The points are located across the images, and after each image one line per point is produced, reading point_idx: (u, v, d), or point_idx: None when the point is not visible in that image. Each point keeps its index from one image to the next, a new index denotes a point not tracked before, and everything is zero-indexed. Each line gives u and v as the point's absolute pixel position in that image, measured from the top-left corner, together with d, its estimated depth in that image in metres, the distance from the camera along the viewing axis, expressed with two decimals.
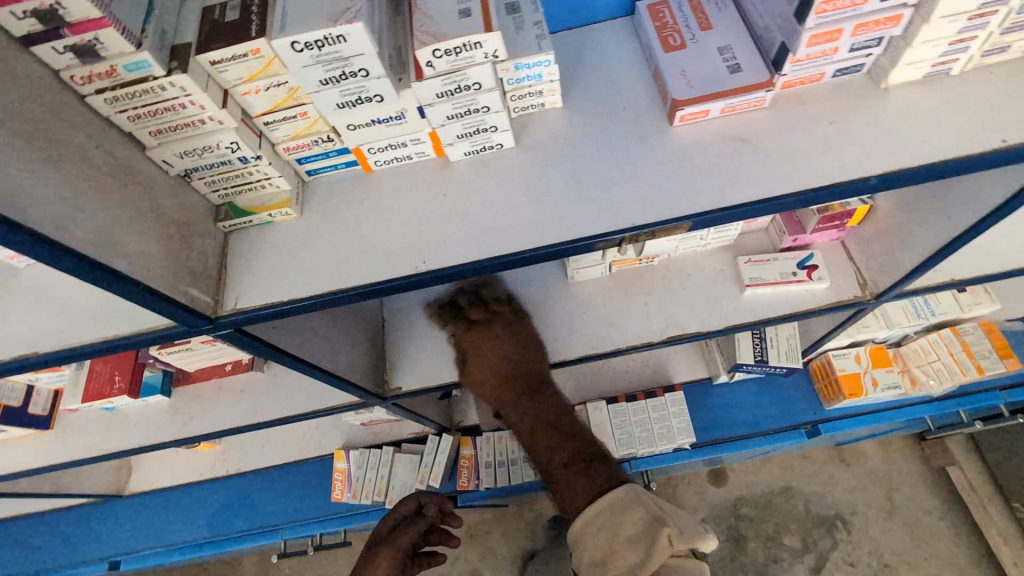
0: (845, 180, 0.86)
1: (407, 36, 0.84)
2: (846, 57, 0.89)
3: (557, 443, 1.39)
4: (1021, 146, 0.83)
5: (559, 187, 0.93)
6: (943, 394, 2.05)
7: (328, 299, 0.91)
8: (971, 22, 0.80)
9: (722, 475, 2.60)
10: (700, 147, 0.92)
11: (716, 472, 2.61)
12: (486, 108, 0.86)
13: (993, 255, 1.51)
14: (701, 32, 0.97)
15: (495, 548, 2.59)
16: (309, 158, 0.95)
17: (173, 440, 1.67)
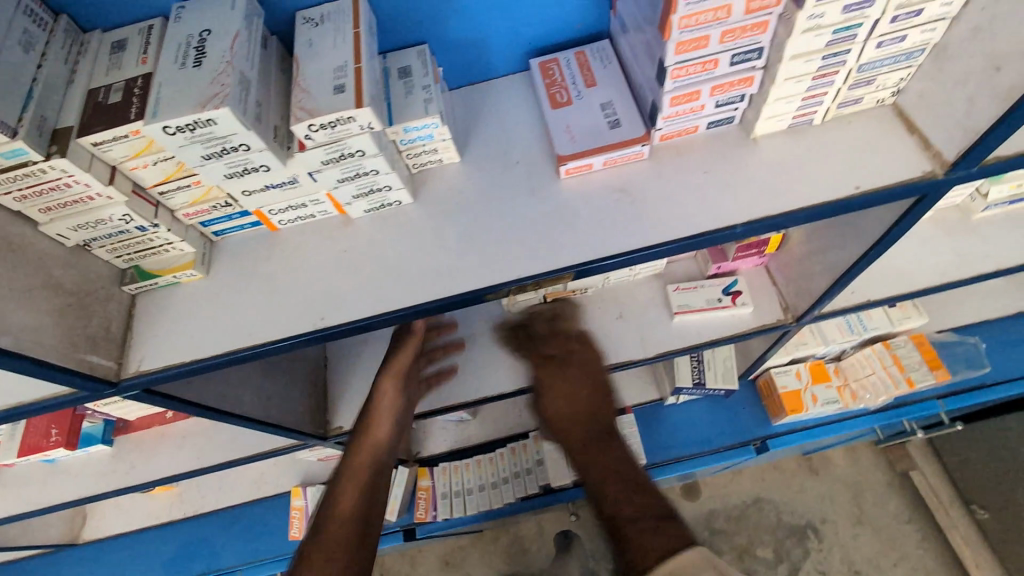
0: (716, 229, 0.91)
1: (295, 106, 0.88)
2: (714, 112, 0.95)
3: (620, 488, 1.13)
4: (875, 192, 0.90)
5: (453, 241, 0.98)
6: (883, 405, 2.10)
7: (232, 358, 0.94)
8: (816, 81, 0.86)
9: (694, 488, 2.62)
10: (585, 199, 0.97)
11: (687, 486, 2.63)
12: (375, 170, 0.91)
13: (902, 276, 1.60)
14: (586, 88, 1.03)
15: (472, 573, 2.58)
16: (212, 221, 0.99)
17: (114, 489, 1.67)
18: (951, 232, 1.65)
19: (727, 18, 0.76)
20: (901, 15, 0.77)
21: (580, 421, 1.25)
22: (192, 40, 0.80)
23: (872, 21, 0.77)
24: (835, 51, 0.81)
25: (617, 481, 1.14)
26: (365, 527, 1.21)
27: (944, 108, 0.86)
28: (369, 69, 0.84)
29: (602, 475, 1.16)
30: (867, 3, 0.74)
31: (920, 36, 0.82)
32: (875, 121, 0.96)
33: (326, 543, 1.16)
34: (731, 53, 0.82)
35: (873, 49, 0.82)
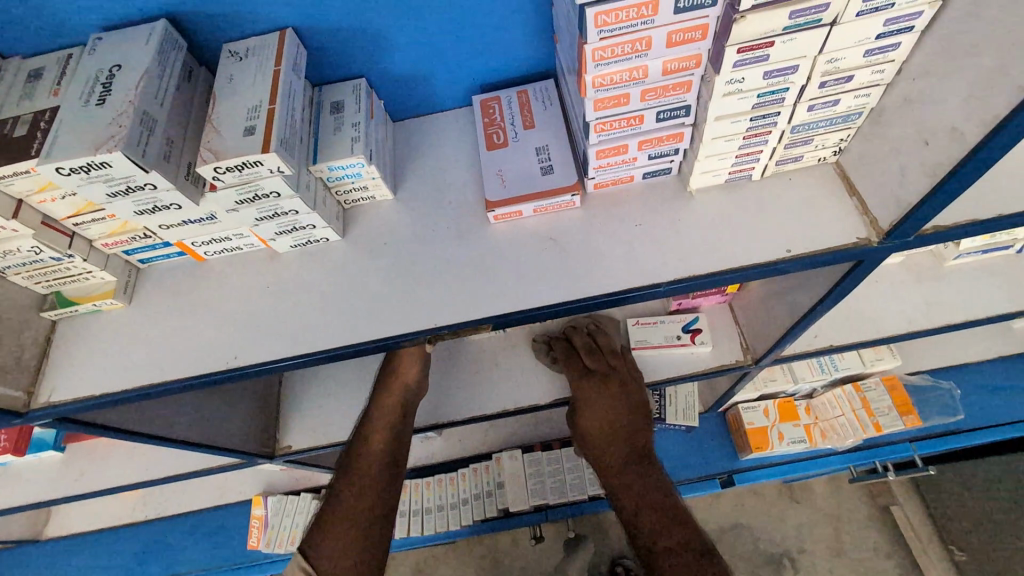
0: (637, 287, 0.89)
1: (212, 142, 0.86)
2: (649, 164, 0.92)
3: (645, 506, 1.35)
4: (804, 257, 0.87)
5: (376, 284, 0.97)
6: (853, 446, 2.06)
7: (139, 394, 0.94)
8: (748, 141, 0.83)
9: None
10: (511, 246, 0.96)
11: None
12: (294, 210, 0.89)
13: (868, 320, 1.56)
14: (524, 130, 1.00)
15: None
16: (135, 250, 0.97)
17: (61, 496, 1.66)
18: (922, 278, 1.61)
19: (645, 79, 0.72)
20: (830, 81, 0.74)
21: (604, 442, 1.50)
22: (101, 75, 0.78)
23: (798, 87, 0.74)
24: (763, 113, 0.78)
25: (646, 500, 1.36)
26: (376, 506, 1.38)
27: (879, 174, 0.83)
28: (284, 110, 0.82)
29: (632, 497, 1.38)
30: (790, 69, 0.70)
31: (854, 100, 0.78)
32: (814, 179, 0.93)
33: (340, 521, 1.34)
34: (656, 110, 0.79)
35: (804, 112, 0.79)
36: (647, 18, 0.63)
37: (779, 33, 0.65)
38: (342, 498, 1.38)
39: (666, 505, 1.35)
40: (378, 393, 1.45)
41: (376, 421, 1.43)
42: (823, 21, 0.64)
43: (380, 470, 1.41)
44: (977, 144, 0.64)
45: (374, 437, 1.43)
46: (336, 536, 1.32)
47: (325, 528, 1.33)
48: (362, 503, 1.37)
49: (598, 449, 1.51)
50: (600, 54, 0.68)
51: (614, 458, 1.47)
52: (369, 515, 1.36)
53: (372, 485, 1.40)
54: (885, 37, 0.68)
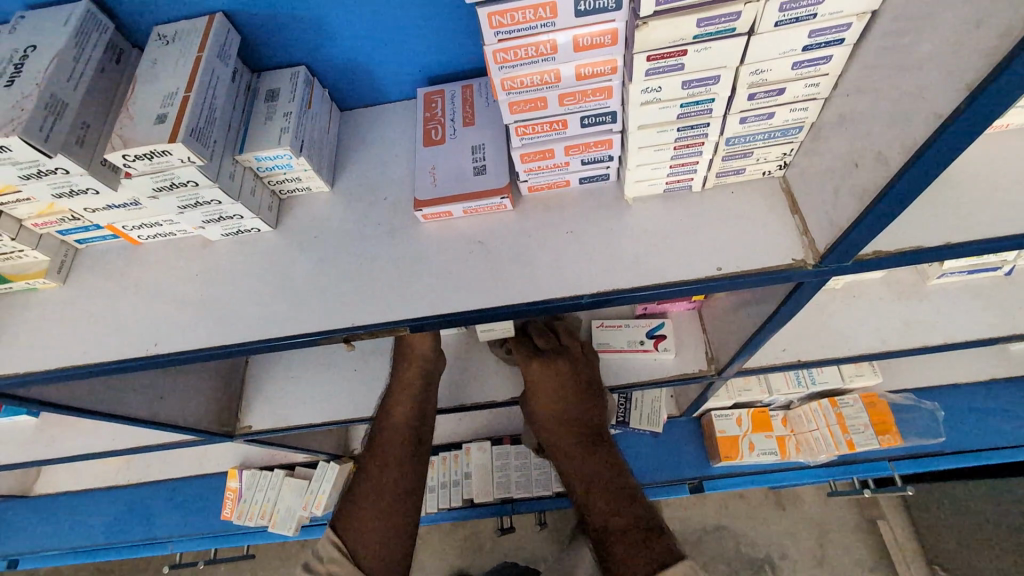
0: (558, 298, 0.85)
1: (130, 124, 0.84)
2: (583, 169, 0.88)
3: (595, 483, 1.27)
4: (735, 276, 0.82)
5: (302, 278, 0.95)
6: (828, 461, 2.00)
7: (57, 376, 0.94)
8: (679, 151, 0.79)
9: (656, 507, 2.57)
10: (440, 247, 0.94)
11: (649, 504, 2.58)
12: (216, 200, 0.88)
13: (841, 336, 1.50)
14: (463, 127, 0.97)
15: (423, 563, 2.58)
16: (69, 231, 0.97)
17: (31, 460, 1.72)
18: (902, 296, 1.54)
19: (558, 83, 0.68)
20: (760, 94, 0.69)
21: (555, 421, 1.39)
22: (15, 56, 0.77)
23: (725, 98, 0.69)
24: (691, 124, 0.73)
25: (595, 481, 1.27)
26: (404, 482, 1.32)
27: (818, 194, 0.78)
28: (201, 99, 0.80)
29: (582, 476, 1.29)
30: (712, 80, 0.66)
31: (790, 114, 0.73)
32: (756, 194, 0.88)
33: (370, 496, 1.29)
34: (580, 115, 0.75)
35: (737, 124, 0.74)
36: (546, 19, 0.60)
37: (691, 42, 0.60)
38: (370, 474, 1.33)
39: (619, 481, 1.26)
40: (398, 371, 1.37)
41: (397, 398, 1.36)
42: (739, 30, 0.59)
43: (406, 448, 1.35)
44: (897, 171, 0.59)
45: (398, 412, 1.36)
46: (364, 514, 1.26)
47: (353, 506, 1.28)
48: (389, 481, 1.31)
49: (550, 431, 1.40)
50: (503, 56, 0.64)
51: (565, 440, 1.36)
52: (397, 493, 1.30)
53: (399, 463, 1.34)
54: (812, 49, 0.63)
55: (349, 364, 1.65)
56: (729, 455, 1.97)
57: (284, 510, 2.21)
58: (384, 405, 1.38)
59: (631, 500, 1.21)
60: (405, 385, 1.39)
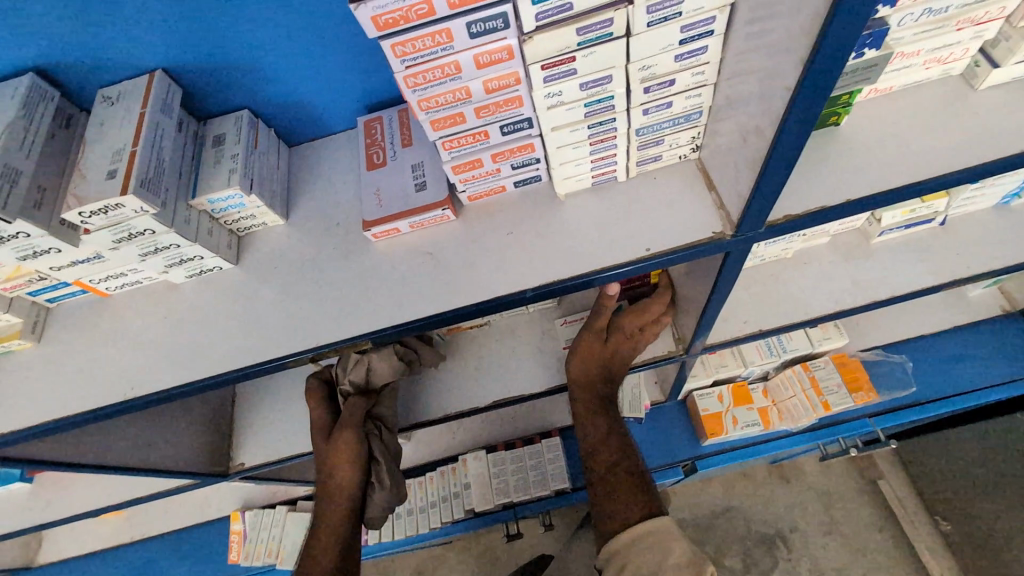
0: (505, 295, 0.91)
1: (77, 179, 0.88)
2: (516, 173, 0.95)
3: (613, 479, 1.18)
4: (663, 254, 0.89)
5: (268, 311, 1.00)
6: (811, 425, 2.06)
7: (42, 431, 0.98)
8: (596, 147, 0.85)
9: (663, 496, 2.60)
10: (393, 262, 0.99)
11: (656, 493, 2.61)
12: (174, 244, 0.93)
13: (798, 302, 1.57)
14: (402, 148, 1.04)
15: None
16: (39, 291, 1.02)
17: (31, 525, 1.73)
18: (849, 257, 1.62)
19: (469, 98, 0.75)
20: (654, 87, 0.76)
21: (592, 389, 1.33)
22: None
23: (622, 95, 0.76)
24: (599, 121, 0.80)
25: (618, 496, 1.14)
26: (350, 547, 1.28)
27: (725, 170, 0.86)
28: (148, 151, 0.86)
29: (592, 450, 1.26)
30: (605, 79, 0.73)
31: (687, 101, 0.80)
32: (677, 177, 0.95)
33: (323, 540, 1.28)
34: (498, 125, 0.82)
35: (640, 116, 0.81)
36: (444, 44, 0.66)
37: (577, 49, 0.67)
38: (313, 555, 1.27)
39: (631, 486, 1.16)
40: (336, 451, 1.31)
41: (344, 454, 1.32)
42: (617, 33, 0.66)
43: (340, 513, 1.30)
44: (773, 140, 0.66)
45: (337, 478, 1.31)
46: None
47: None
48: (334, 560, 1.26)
49: (578, 408, 1.33)
50: (413, 81, 0.70)
51: (590, 425, 1.29)
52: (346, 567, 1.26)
53: (339, 530, 1.28)
54: (688, 42, 0.70)
55: None
56: (714, 432, 2.04)
57: (290, 545, 2.22)
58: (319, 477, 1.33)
59: (647, 526, 1.06)
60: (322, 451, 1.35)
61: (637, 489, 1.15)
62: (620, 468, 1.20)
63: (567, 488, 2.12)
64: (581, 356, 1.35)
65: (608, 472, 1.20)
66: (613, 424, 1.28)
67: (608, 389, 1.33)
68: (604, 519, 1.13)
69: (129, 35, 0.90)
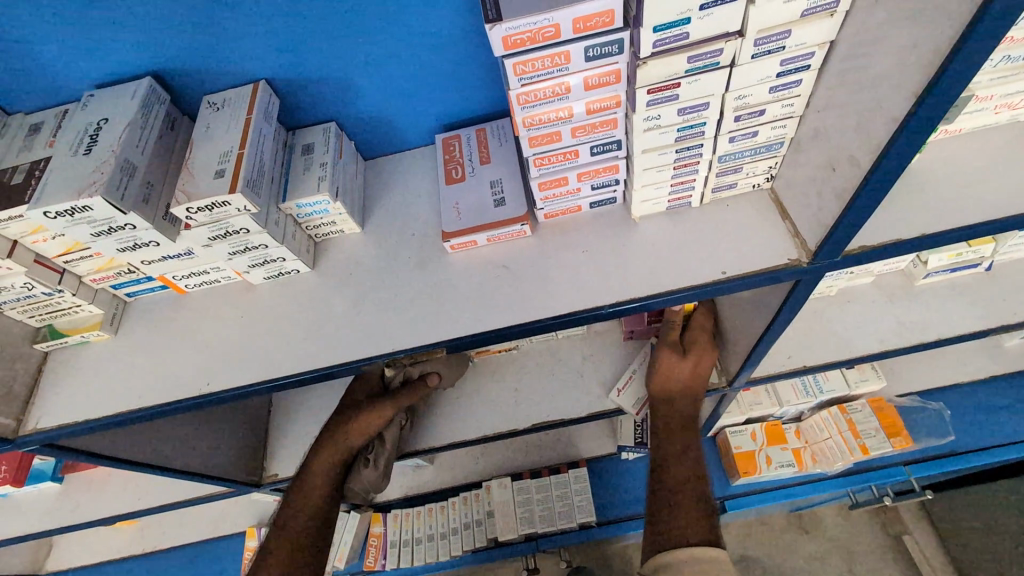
0: (581, 309, 0.93)
1: (179, 177, 0.93)
2: (594, 194, 0.99)
3: (678, 497, 1.24)
4: (738, 278, 0.91)
5: (338, 316, 1.02)
6: (842, 470, 2.02)
7: (110, 422, 0.99)
8: (679, 171, 0.89)
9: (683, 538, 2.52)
10: (468, 273, 1.02)
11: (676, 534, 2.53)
12: (263, 244, 0.97)
13: (843, 341, 1.57)
14: (480, 165, 1.08)
15: None
16: (122, 284, 1.06)
17: (58, 526, 1.71)
18: (893, 298, 1.64)
19: (570, 118, 0.79)
20: (744, 115, 0.80)
21: (668, 407, 1.36)
22: (90, 128, 0.88)
23: (714, 121, 0.80)
24: (687, 145, 0.84)
25: (683, 516, 1.20)
26: (334, 495, 1.40)
27: (804, 198, 0.88)
28: (252, 154, 0.90)
29: (662, 465, 1.31)
30: (702, 106, 0.77)
31: (772, 131, 0.84)
32: (749, 205, 0.98)
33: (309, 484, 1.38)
34: (589, 145, 0.86)
35: (726, 143, 0.85)
36: (561, 65, 0.71)
37: (683, 75, 0.71)
38: (303, 485, 1.38)
39: (694, 511, 1.21)
40: (367, 409, 1.43)
41: (363, 424, 1.42)
42: (723, 62, 0.71)
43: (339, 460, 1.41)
44: (868, 170, 0.69)
45: (353, 431, 1.42)
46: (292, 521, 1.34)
47: (289, 513, 1.34)
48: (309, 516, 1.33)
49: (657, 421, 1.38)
50: (524, 98, 0.75)
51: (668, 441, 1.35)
52: (323, 510, 1.36)
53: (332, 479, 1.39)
54: (785, 75, 0.75)
55: None
56: (748, 471, 2.00)
57: None
58: (336, 422, 1.44)
59: (703, 552, 1.11)
60: (356, 402, 1.47)
61: (701, 514, 1.20)
62: (689, 489, 1.25)
63: (592, 522, 2.07)
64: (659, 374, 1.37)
65: (675, 491, 1.24)
66: (689, 445, 1.33)
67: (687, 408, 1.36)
68: (665, 534, 1.18)
69: (240, 46, 0.96)
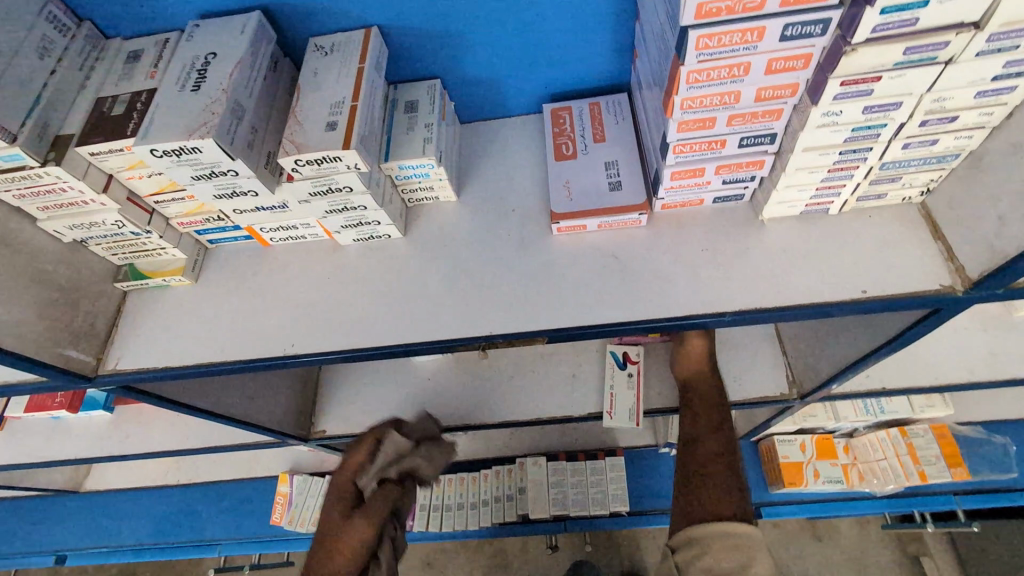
0: (700, 314, 0.86)
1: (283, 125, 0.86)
2: (721, 189, 0.90)
3: (709, 474, 1.10)
4: (881, 299, 0.82)
5: (429, 289, 0.96)
6: (892, 492, 1.94)
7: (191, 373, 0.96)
8: (832, 174, 0.80)
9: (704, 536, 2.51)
10: (573, 259, 0.94)
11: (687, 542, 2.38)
12: (363, 205, 0.90)
13: (931, 366, 1.47)
14: (594, 143, 1.02)
15: None
16: (207, 231, 1.01)
17: (108, 454, 1.74)
18: (987, 327, 1.53)
19: (734, 104, 0.70)
20: (932, 121, 0.70)
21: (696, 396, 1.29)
22: (198, 62, 0.81)
23: (897, 124, 0.70)
24: (854, 148, 0.74)
25: (714, 492, 1.05)
26: None
27: (973, 220, 0.79)
28: (365, 108, 0.83)
29: (693, 444, 1.18)
30: (893, 106, 0.67)
31: (954, 141, 0.74)
32: (895, 220, 0.89)
33: None
34: (740, 136, 0.77)
35: (898, 150, 0.75)
36: (750, 43, 0.62)
37: (890, 68, 0.62)
38: None
39: (729, 486, 1.07)
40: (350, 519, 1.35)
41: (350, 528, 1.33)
42: (939, 58, 0.61)
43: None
44: None
45: (340, 547, 1.30)
46: None
47: None
48: None
49: (691, 404, 1.28)
50: (694, 77, 0.66)
51: (701, 417, 1.23)
52: None
53: None
54: (1001, 80, 0.64)
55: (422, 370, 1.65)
56: (794, 482, 1.91)
57: None
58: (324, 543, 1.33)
59: (736, 526, 0.96)
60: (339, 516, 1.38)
61: (734, 490, 1.06)
62: (719, 464, 1.12)
63: (623, 511, 2.06)
64: (682, 360, 1.36)
65: (705, 464, 1.12)
66: (718, 423, 1.21)
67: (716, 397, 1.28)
68: (696, 507, 1.04)
69: None
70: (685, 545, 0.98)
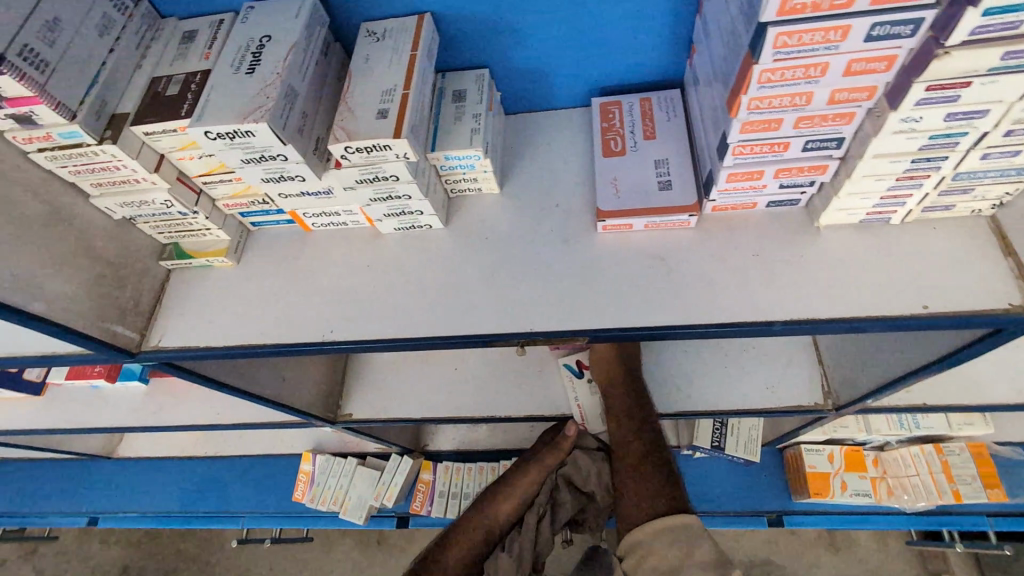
0: (748, 321, 0.83)
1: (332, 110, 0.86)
2: (778, 193, 0.87)
3: (637, 476, 1.25)
4: (943, 315, 0.79)
5: (468, 283, 0.95)
6: (921, 509, 1.89)
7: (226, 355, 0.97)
8: (900, 183, 0.76)
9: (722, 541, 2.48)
10: (617, 259, 0.92)
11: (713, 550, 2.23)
12: (407, 195, 0.90)
13: (976, 385, 1.42)
14: (644, 140, 0.99)
15: None
16: (251, 213, 1.02)
17: (142, 424, 1.79)
18: None
19: (805, 106, 0.67)
20: (1018, 131, 0.66)
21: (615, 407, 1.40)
22: (253, 44, 0.81)
23: (980, 133, 0.66)
24: (928, 156, 0.71)
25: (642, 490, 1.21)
26: None
27: None
28: (416, 96, 0.82)
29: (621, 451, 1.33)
30: (979, 113, 0.63)
31: None
32: (962, 233, 0.84)
33: None
34: (805, 139, 0.73)
35: (976, 160, 0.71)
36: (831, 43, 0.59)
37: (982, 74, 0.58)
38: None
39: (658, 483, 1.21)
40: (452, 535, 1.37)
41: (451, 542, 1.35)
42: None
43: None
44: None
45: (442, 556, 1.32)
46: None
47: None
48: None
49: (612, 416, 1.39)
50: (766, 76, 0.63)
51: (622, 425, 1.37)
52: None
53: None
54: None
55: (450, 360, 1.65)
56: (820, 492, 1.87)
57: (356, 498, 2.16)
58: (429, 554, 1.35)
59: (677, 519, 1.10)
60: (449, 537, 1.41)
61: (662, 486, 1.21)
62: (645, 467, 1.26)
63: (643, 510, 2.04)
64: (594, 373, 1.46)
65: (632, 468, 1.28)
66: (638, 427, 1.34)
67: (632, 400, 1.39)
68: (635, 510, 1.18)
69: None
70: (630, 553, 1.11)
